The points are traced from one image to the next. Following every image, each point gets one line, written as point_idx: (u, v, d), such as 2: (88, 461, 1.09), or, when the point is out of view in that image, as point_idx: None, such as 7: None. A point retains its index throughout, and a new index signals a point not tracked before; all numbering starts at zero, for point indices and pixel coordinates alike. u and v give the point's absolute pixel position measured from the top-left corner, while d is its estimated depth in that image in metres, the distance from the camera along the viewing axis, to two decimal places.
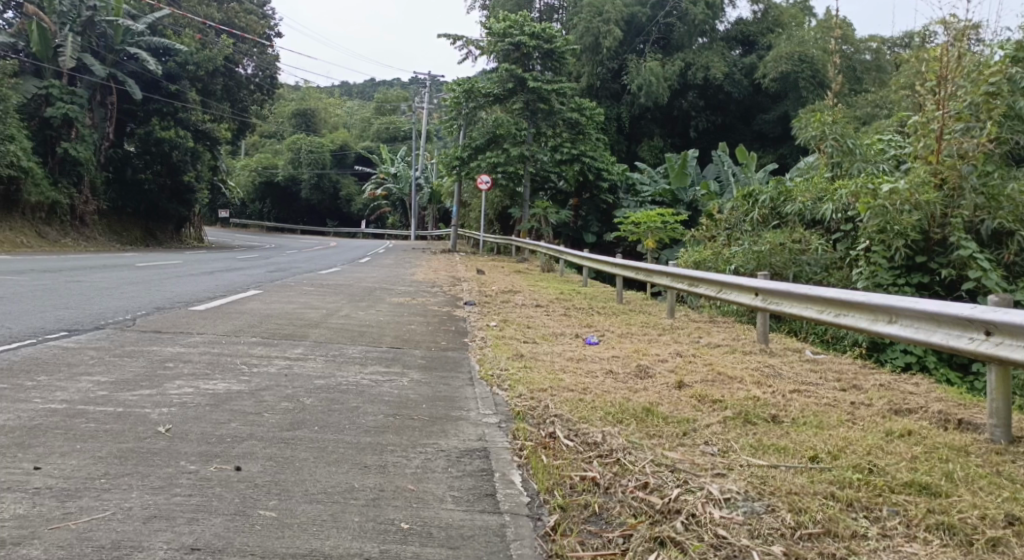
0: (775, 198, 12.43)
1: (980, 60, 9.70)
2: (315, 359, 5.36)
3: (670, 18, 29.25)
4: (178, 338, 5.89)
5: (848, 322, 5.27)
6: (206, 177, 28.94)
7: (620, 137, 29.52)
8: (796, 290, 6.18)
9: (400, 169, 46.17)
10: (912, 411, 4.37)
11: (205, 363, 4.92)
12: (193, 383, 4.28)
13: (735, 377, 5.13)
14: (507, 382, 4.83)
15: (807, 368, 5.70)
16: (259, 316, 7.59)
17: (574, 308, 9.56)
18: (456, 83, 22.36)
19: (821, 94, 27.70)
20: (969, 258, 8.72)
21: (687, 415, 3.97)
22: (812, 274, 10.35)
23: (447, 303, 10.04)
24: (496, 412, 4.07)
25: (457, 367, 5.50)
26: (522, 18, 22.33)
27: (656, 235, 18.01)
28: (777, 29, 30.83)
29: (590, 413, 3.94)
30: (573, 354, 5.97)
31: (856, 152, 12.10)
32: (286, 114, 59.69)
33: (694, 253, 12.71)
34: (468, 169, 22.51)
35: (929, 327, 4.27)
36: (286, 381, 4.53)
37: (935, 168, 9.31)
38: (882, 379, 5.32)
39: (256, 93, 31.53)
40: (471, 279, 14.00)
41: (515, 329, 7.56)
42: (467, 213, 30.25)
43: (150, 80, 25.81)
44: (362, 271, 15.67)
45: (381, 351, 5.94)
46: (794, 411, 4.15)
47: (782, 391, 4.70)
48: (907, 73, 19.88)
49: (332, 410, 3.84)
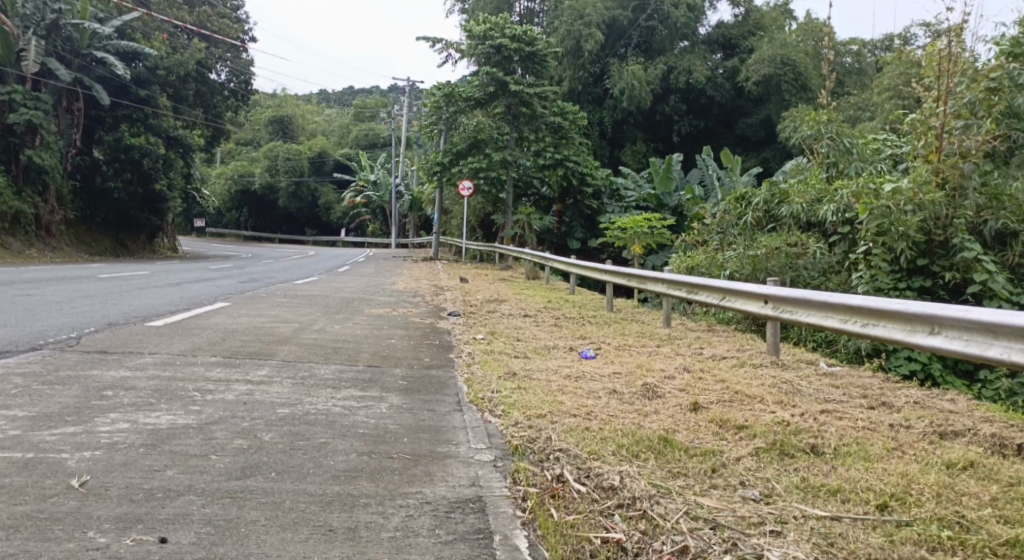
0: (769, 200, 11.92)
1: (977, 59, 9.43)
2: (281, 383, 4.74)
3: (651, 21, 28.84)
4: (125, 360, 5.24)
5: (879, 333, 4.68)
6: (178, 185, 28.06)
7: (602, 142, 29.00)
8: (814, 297, 5.59)
9: (380, 176, 45.42)
10: (959, 435, 3.81)
11: (150, 390, 4.28)
12: (130, 417, 3.64)
13: (754, 396, 4.56)
14: (500, 407, 4.25)
15: (828, 384, 5.12)
16: (222, 332, 6.93)
17: (566, 318, 8.98)
18: (436, 87, 21.84)
19: (803, 97, 27.48)
20: (973, 260, 8.23)
21: (711, 447, 3.41)
22: (810, 279, 9.82)
23: (429, 315, 9.41)
24: (490, 446, 3.49)
25: (443, 389, 4.89)
26: (503, 21, 21.83)
27: (643, 240, 17.52)
28: (758, 32, 30.45)
29: (599, 447, 3.37)
30: (570, 371, 5.39)
31: (853, 152, 11.68)
32: (262, 120, 58.88)
33: (686, 258, 12.18)
34: (450, 175, 22.01)
35: (982, 339, 3.62)
36: (243, 411, 3.90)
37: (936, 167, 8.94)
38: (913, 396, 4.74)
39: (230, 99, 31.04)
40: (454, 288, 13.41)
41: (505, 341, 6.97)
42: (448, 220, 29.58)
43: (119, 86, 24.97)
44: (338, 280, 15.03)
45: (357, 372, 5.32)
46: (832, 438, 3.58)
47: (813, 413, 4.12)
48: (891, 74, 19.63)
49: (298, 448, 3.25)
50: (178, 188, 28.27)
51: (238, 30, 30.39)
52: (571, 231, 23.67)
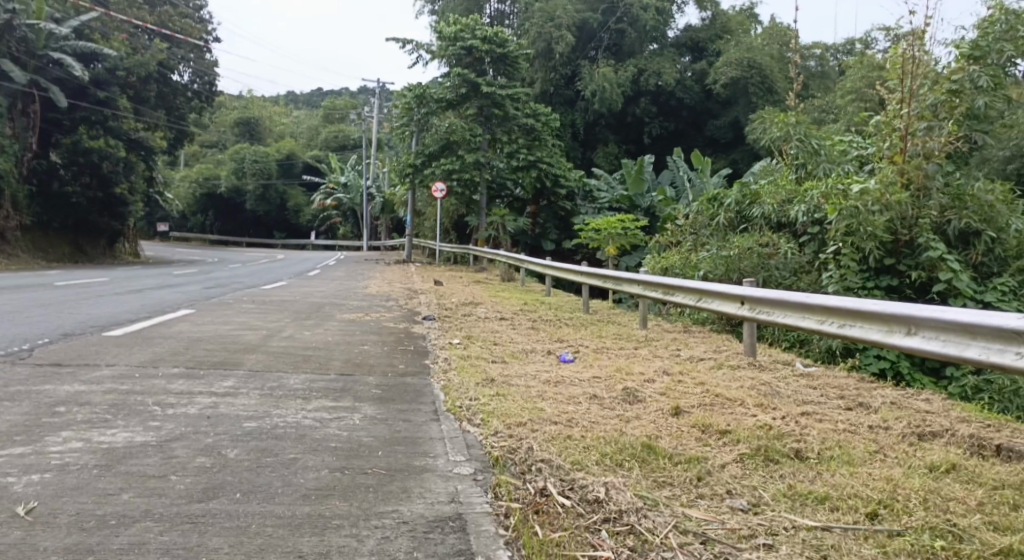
0: (740, 201, 11.97)
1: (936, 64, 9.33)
2: (247, 394, 4.64)
3: (621, 23, 28.91)
4: (81, 372, 5.05)
5: (856, 333, 4.63)
6: (141, 189, 27.47)
7: (574, 144, 29.02)
8: (790, 298, 5.55)
9: (350, 179, 44.96)
10: (937, 435, 3.78)
11: (106, 405, 4.15)
12: (84, 436, 3.52)
13: (734, 398, 4.51)
14: (478, 415, 4.15)
15: (804, 385, 5.10)
16: (185, 341, 6.73)
17: (541, 321, 8.88)
18: (407, 89, 21.67)
19: (771, 100, 27.74)
20: (938, 259, 8.32)
21: (694, 453, 3.35)
22: (782, 279, 9.87)
23: (402, 320, 9.27)
24: (470, 458, 3.40)
25: (418, 397, 4.77)
26: (474, 22, 21.74)
27: (617, 242, 17.56)
28: (725, 35, 30.66)
29: (582, 456, 3.29)
30: (549, 376, 5.30)
31: (821, 153, 11.76)
32: (229, 122, 58.06)
33: (660, 259, 12.17)
34: (421, 177, 21.82)
35: (960, 340, 3.59)
36: (206, 427, 3.83)
37: (901, 167, 8.99)
38: (889, 396, 4.72)
39: (194, 101, 30.52)
40: (428, 291, 13.27)
41: (481, 346, 6.86)
42: (420, 222, 29.37)
43: (76, 88, 24.18)
44: (309, 284, 14.79)
45: (329, 381, 5.17)
46: (814, 442, 3.52)
47: (793, 416, 4.07)
48: (855, 77, 19.89)
49: (265, 466, 3.19)
50: (140, 191, 27.68)
51: (202, 31, 29.89)
52: (545, 232, 23.68)
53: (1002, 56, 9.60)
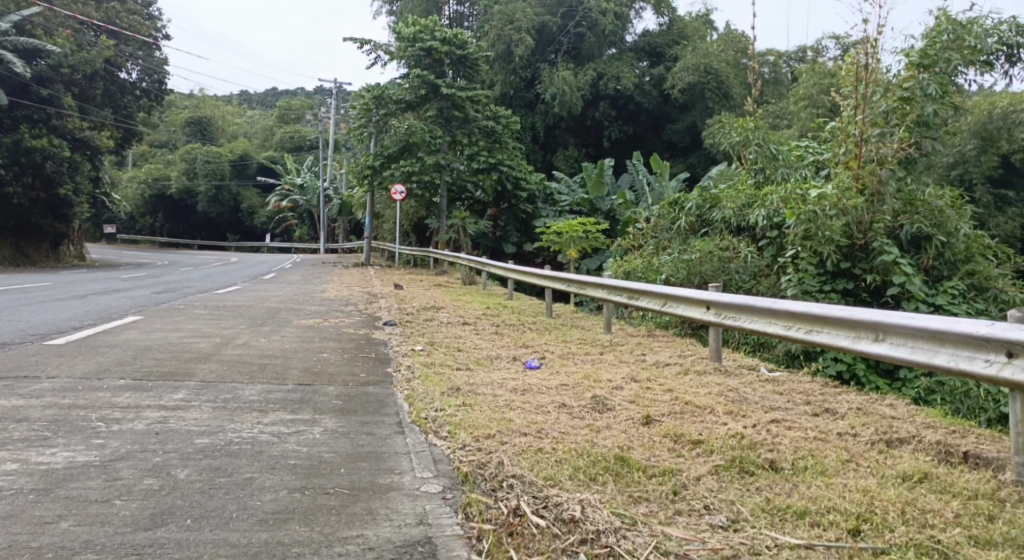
0: (701, 205, 11.98)
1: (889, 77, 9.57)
2: (200, 407, 4.43)
3: (580, 27, 28.94)
4: (19, 387, 4.78)
5: (823, 339, 4.58)
6: (86, 190, 26.58)
7: (534, 147, 29.01)
8: (756, 302, 5.50)
9: (307, 181, 44.20)
10: (905, 442, 3.73)
11: (46, 422, 3.97)
12: (20, 456, 3.40)
13: (704, 406, 4.44)
14: (445, 427, 4.01)
15: (771, 390, 5.05)
16: (133, 350, 6.44)
17: (505, 325, 8.77)
18: (365, 90, 21.35)
19: (727, 105, 28.10)
20: (892, 263, 8.39)
21: (668, 465, 3.27)
22: (741, 282, 9.94)
23: (363, 325, 9.06)
24: (437, 474, 3.31)
25: (381, 408, 4.60)
26: (433, 23, 21.53)
27: (578, 245, 17.52)
28: (682, 41, 30.91)
29: (555, 471, 3.19)
30: (516, 384, 5.18)
31: (779, 158, 11.87)
32: (180, 122, 56.74)
33: (622, 263, 12.14)
34: (380, 179, 21.50)
35: (928, 346, 3.54)
36: (155, 443, 3.67)
37: (856, 172, 9.10)
38: (854, 401, 4.67)
39: (143, 99, 29.74)
40: (388, 295, 13.03)
41: (445, 353, 6.71)
42: (378, 224, 28.98)
43: (17, 85, 23.25)
44: (265, 289, 14.41)
45: (286, 392, 4.98)
46: (787, 451, 3.45)
47: (763, 423, 4.01)
48: (808, 84, 20.21)
49: (219, 487, 3.07)
50: (86, 192, 26.79)
51: (151, 28, 29.16)
52: (506, 235, 23.59)
53: (950, 64, 9.56)
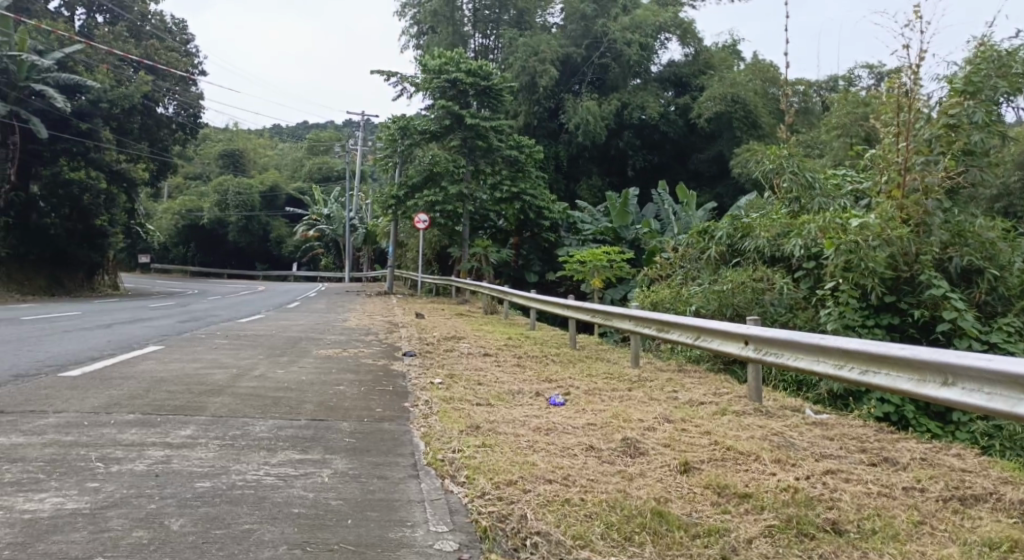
0: (731, 234, 11.57)
1: (931, 104, 9.17)
2: (207, 446, 4.13)
3: (605, 59, 28.83)
4: (21, 423, 4.52)
5: (878, 383, 4.11)
6: (120, 220, 26.88)
7: (558, 176, 28.86)
8: (802, 340, 5.03)
9: (333, 211, 44.44)
10: (981, 500, 3.32)
11: (41, 463, 3.70)
12: (4, 503, 3.11)
13: (748, 453, 4.04)
14: (464, 472, 3.67)
15: (820, 435, 4.63)
16: (147, 382, 6.19)
17: (528, 357, 8.42)
18: (391, 120, 21.37)
19: (754, 135, 27.76)
20: (941, 297, 7.92)
21: (713, 523, 2.90)
22: (777, 315, 9.47)
23: (382, 356, 8.77)
24: (454, 528, 2.97)
25: (396, 448, 4.27)
26: (458, 56, 21.59)
27: (602, 274, 17.13)
28: (709, 71, 30.60)
29: (584, 527, 2.85)
30: (540, 423, 4.83)
31: (814, 187, 11.37)
32: (212, 154, 57.67)
33: (649, 294, 11.74)
34: (404, 209, 21.39)
35: (1007, 394, 3.10)
36: (152, 488, 3.37)
37: (900, 203, 8.70)
38: (916, 450, 4.25)
39: (177, 132, 30.15)
40: (409, 325, 12.79)
41: (465, 386, 6.35)
42: (402, 254, 28.89)
43: (58, 118, 23.59)
44: (287, 318, 14.23)
45: (298, 428, 4.67)
46: (849, 510, 3.05)
47: (817, 475, 3.60)
48: (840, 113, 19.81)
49: (213, 542, 2.76)
50: (119, 223, 27.11)
51: (186, 64, 29.70)
52: (529, 264, 23.33)
53: (996, 91, 9.13)
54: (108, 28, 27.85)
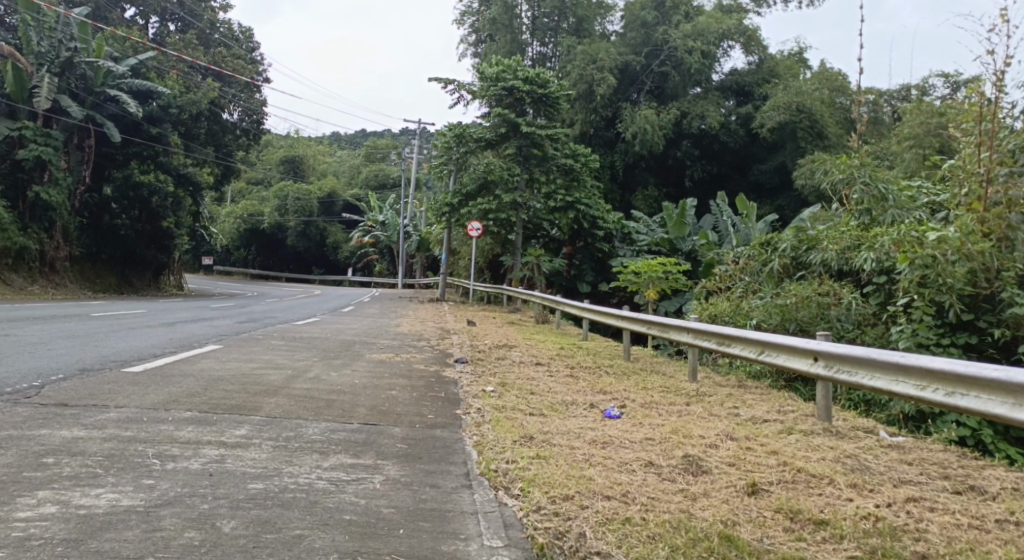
0: (796, 246, 11.19)
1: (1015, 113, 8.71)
2: (260, 447, 4.09)
3: (665, 66, 28.34)
4: (83, 417, 4.56)
5: (964, 406, 3.77)
6: (185, 222, 27.67)
7: (613, 186, 28.57)
8: (879, 358, 4.71)
9: (388, 218, 44.86)
10: None
11: (99, 457, 3.71)
12: (62, 498, 3.11)
13: (820, 475, 3.80)
14: (518, 484, 3.53)
15: (898, 459, 4.34)
16: (205, 381, 6.25)
17: (581, 368, 8.23)
18: (447, 128, 21.48)
19: (820, 145, 26.93)
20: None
21: (788, 551, 2.71)
22: (844, 331, 9.07)
23: (434, 361, 8.71)
24: (508, 543, 2.84)
25: (448, 456, 4.16)
26: (516, 63, 21.54)
27: (657, 286, 16.76)
28: (772, 80, 29.94)
29: (647, 549, 2.69)
30: (597, 436, 4.66)
31: (887, 199, 10.88)
32: (274, 161, 59.06)
33: (707, 306, 11.41)
34: (458, 216, 21.43)
35: None
36: (205, 488, 3.33)
37: (980, 216, 8.25)
38: (1005, 479, 3.93)
39: (242, 138, 30.74)
40: (460, 331, 12.75)
41: (517, 396, 6.20)
42: (455, 261, 28.98)
43: (130, 123, 24.51)
44: (341, 322, 14.32)
45: (350, 432, 4.61)
46: (938, 543, 2.82)
47: (899, 502, 3.35)
48: (912, 123, 19.01)
49: (263, 547, 2.69)
50: (185, 225, 27.88)
51: (252, 71, 30.43)
52: (581, 274, 23.14)
53: None
54: (179, 36, 28.81)
